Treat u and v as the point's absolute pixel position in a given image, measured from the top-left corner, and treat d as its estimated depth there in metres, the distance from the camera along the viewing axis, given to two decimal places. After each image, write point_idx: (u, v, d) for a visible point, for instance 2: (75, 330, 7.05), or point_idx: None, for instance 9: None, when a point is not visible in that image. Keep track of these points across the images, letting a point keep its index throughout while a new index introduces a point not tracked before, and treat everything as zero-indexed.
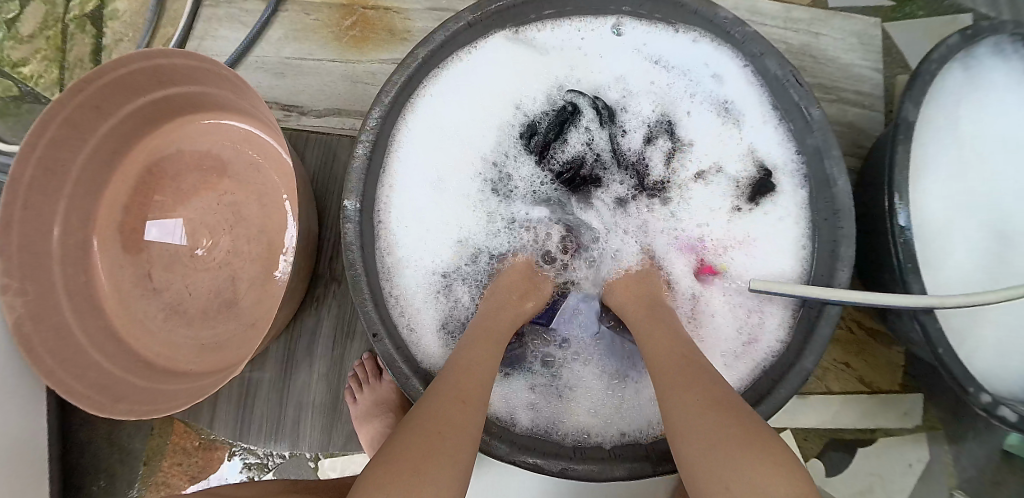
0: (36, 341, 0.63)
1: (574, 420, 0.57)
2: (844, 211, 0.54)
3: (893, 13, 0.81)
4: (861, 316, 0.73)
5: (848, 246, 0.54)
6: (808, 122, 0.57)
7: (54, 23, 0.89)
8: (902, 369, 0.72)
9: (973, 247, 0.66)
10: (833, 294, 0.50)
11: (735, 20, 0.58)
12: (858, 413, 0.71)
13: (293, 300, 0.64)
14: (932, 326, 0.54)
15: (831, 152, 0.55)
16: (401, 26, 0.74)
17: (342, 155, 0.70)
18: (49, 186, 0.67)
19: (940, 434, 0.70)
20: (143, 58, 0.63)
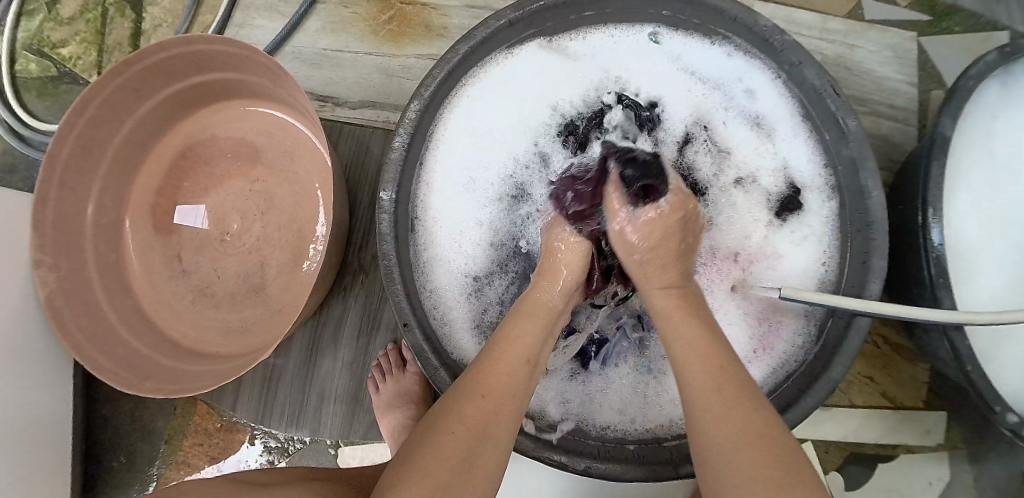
0: (68, 318, 0.64)
1: (599, 421, 0.57)
2: (877, 223, 0.53)
3: (930, 27, 0.81)
4: (887, 331, 0.72)
5: (881, 259, 0.53)
6: (845, 134, 0.56)
7: (95, 7, 0.91)
8: (927, 386, 0.71)
9: (1006, 266, 0.65)
10: (861, 305, 0.49)
11: (776, 28, 0.57)
12: (880, 428, 0.71)
13: (322, 287, 0.65)
14: (962, 344, 0.53)
15: (866, 164, 0.54)
16: (438, 22, 0.75)
17: (376, 148, 0.71)
18: (86, 164, 0.69)
19: (963, 454, 0.69)
20: (183, 43, 0.64)
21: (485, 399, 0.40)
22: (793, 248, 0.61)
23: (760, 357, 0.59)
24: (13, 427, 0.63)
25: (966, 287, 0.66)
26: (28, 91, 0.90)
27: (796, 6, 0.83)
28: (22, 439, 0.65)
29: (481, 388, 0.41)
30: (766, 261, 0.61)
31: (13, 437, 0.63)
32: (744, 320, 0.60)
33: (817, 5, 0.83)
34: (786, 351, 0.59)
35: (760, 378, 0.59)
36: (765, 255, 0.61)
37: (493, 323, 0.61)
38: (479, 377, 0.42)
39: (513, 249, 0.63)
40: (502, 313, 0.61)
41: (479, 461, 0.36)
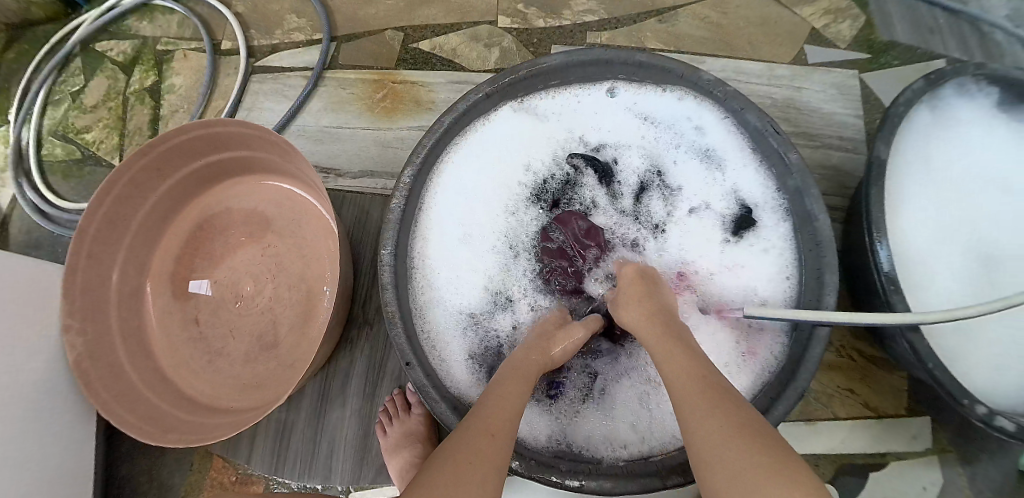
0: (93, 377, 0.70)
1: (603, 438, 0.58)
2: (826, 243, 0.58)
3: (869, 64, 0.91)
4: (860, 344, 0.78)
5: (833, 274, 0.57)
6: (789, 166, 0.63)
7: (116, 96, 1.01)
8: (907, 393, 0.77)
9: (966, 261, 0.73)
10: (818, 316, 0.53)
11: (717, 81, 0.65)
12: (866, 438, 0.76)
13: (331, 341, 0.71)
14: (920, 345, 0.60)
15: (810, 192, 0.60)
16: (426, 96, 0.85)
17: (375, 212, 0.79)
18: (111, 238, 0.76)
19: (953, 457, 0.74)
20: (202, 126, 0.73)
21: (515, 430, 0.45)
22: (754, 263, 0.67)
23: (745, 366, 0.63)
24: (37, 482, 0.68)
25: (926, 294, 0.72)
26: (54, 174, 0.99)
27: (743, 58, 0.92)
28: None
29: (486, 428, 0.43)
30: (713, 285, 0.67)
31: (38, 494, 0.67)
32: (724, 340, 0.64)
33: (763, 56, 0.92)
34: (766, 356, 0.62)
35: (744, 389, 0.62)
36: (727, 272, 0.67)
37: (492, 358, 0.66)
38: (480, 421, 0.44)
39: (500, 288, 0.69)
40: (502, 342, 0.67)
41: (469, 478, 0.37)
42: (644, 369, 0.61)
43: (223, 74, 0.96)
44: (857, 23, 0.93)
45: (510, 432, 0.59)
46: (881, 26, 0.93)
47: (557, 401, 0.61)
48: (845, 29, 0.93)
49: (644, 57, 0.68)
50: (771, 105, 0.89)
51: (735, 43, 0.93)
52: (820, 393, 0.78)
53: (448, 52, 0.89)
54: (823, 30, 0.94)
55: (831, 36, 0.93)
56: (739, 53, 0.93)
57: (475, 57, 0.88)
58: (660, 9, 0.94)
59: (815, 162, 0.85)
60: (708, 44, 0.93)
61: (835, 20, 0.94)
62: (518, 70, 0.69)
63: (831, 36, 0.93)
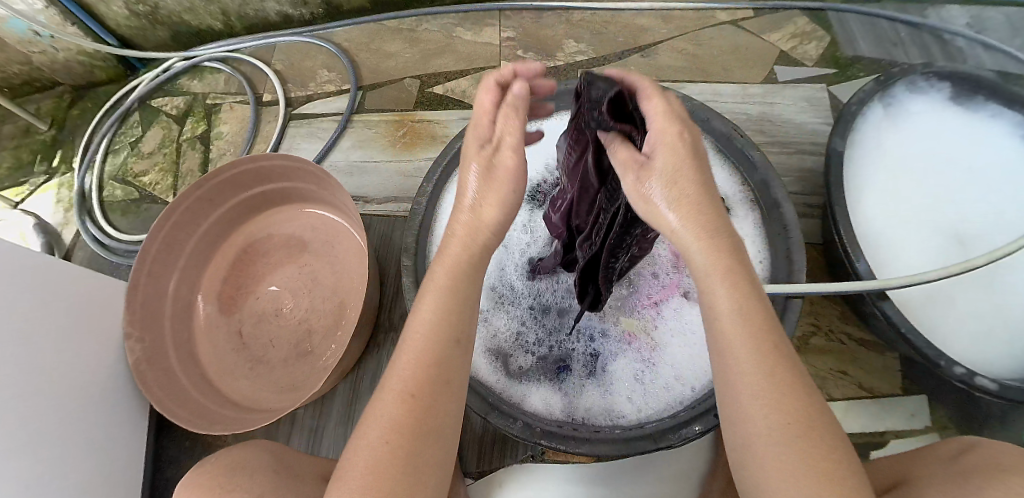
0: (149, 378, 0.80)
1: (606, 408, 0.65)
2: (791, 224, 0.70)
3: (836, 77, 1.03)
4: (849, 329, 0.86)
5: (800, 252, 0.68)
6: (754, 163, 0.75)
7: (171, 143, 1.16)
8: (899, 372, 0.83)
9: (936, 241, 0.82)
10: (784, 288, 0.64)
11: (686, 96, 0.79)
12: (865, 417, 0.82)
13: (360, 341, 0.81)
14: (892, 312, 0.70)
15: (775, 184, 0.73)
16: (441, 131, 0.98)
17: (398, 233, 0.90)
18: (168, 259, 0.87)
19: (954, 432, 0.79)
20: (251, 160, 0.87)
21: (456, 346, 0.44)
22: None
23: None
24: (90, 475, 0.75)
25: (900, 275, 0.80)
26: (114, 212, 1.12)
27: (719, 82, 1.05)
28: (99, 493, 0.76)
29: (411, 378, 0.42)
30: None
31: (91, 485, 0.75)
32: None
33: (737, 78, 1.05)
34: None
35: None
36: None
37: (496, 344, 0.70)
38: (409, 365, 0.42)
39: (503, 282, 0.74)
40: (504, 330, 0.71)
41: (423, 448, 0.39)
42: (639, 347, 0.69)
43: (264, 122, 1.10)
44: (822, 44, 1.06)
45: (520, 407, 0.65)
46: (846, 43, 1.06)
47: (564, 381, 0.67)
48: (812, 49, 1.06)
49: None
50: (747, 119, 1.00)
51: (711, 70, 1.06)
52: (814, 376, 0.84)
53: (458, 94, 1.03)
54: (791, 53, 1.07)
55: (798, 56, 1.06)
56: (716, 78, 1.05)
57: None
58: (643, 46, 1.08)
59: (792, 167, 0.96)
60: (687, 72, 1.06)
61: (802, 42, 1.07)
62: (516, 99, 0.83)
63: (799, 56, 1.06)
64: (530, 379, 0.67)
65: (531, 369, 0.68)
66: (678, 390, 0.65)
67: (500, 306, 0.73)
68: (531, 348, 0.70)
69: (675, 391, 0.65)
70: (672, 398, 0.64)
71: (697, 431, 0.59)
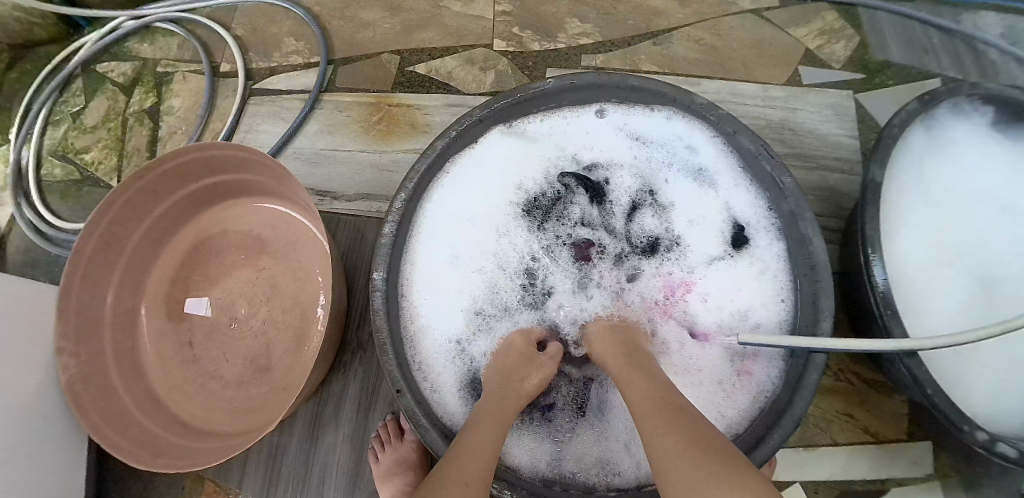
0: (84, 400, 0.70)
1: (599, 459, 0.60)
2: (821, 267, 0.58)
3: (865, 84, 0.91)
4: (860, 369, 0.79)
5: (828, 299, 0.57)
6: (783, 190, 0.63)
7: (116, 117, 1.02)
8: (908, 417, 0.76)
9: (964, 278, 0.73)
10: (805, 343, 0.54)
11: (710, 104, 0.66)
12: (868, 462, 0.75)
13: (323, 365, 0.71)
14: (919, 371, 0.61)
15: (805, 216, 0.61)
16: (422, 119, 0.86)
17: (370, 235, 0.79)
18: (106, 260, 0.76)
19: (955, 483, 0.73)
20: (199, 149, 0.74)
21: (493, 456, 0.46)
22: (744, 283, 0.66)
23: (735, 389, 0.62)
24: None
25: (924, 319, 0.71)
26: (52, 194, 1.00)
27: (738, 79, 0.92)
28: None
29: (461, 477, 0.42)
30: (710, 304, 0.67)
31: None
32: (717, 362, 0.64)
33: (758, 76, 0.92)
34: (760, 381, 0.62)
35: (738, 414, 0.61)
36: (719, 293, 0.67)
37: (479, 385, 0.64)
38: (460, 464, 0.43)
39: (490, 309, 0.68)
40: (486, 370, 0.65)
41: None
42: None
43: (221, 97, 0.97)
44: (851, 44, 0.94)
45: (504, 461, 0.60)
46: (876, 47, 0.94)
47: (552, 430, 0.62)
48: (840, 49, 0.94)
49: (638, 82, 0.68)
50: (766, 125, 0.89)
51: (730, 64, 0.94)
52: (818, 419, 0.77)
53: (444, 74, 0.90)
54: (818, 51, 0.94)
55: (825, 56, 0.94)
56: (735, 75, 0.93)
57: (472, 80, 0.89)
58: (655, 32, 0.95)
59: (812, 183, 0.85)
60: (703, 66, 0.93)
61: (829, 40, 0.95)
62: (510, 94, 0.70)
63: (825, 57, 0.94)
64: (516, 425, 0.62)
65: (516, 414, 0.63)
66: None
67: (486, 335, 0.67)
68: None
69: None
70: None
71: None
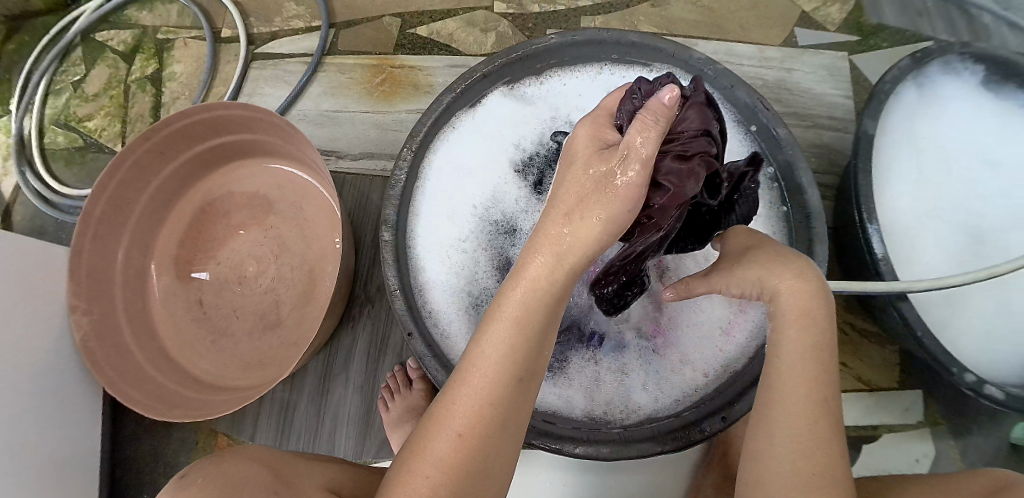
0: (100, 356, 0.71)
1: (608, 401, 0.62)
2: (815, 213, 0.62)
3: (859, 46, 0.92)
4: (853, 319, 0.80)
5: (821, 244, 0.61)
6: (777, 141, 0.66)
7: (117, 84, 1.03)
8: (898, 366, 0.78)
9: (957, 231, 0.75)
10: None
11: (707, 60, 0.68)
12: (860, 410, 0.78)
13: (334, 318, 0.73)
14: (908, 313, 0.62)
15: (799, 166, 0.64)
16: (424, 81, 0.87)
17: (374, 196, 0.81)
18: (115, 221, 0.77)
19: (944, 429, 0.76)
20: (204, 110, 0.74)
21: (512, 385, 0.38)
22: None
23: (734, 333, 0.64)
24: (38, 453, 0.69)
25: (911, 268, 0.74)
26: (56, 161, 1.00)
27: (734, 40, 0.93)
28: (50, 472, 0.70)
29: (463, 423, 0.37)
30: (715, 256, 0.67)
31: (39, 466, 0.68)
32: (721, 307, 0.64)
33: (754, 39, 0.93)
34: (754, 327, 0.63)
35: (737, 349, 0.63)
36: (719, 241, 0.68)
37: None
38: (461, 400, 0.38)
39: (490, 263, 0.69)
40: None
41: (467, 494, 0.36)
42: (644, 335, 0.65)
43: (224, 61, 0.97)
44: (846, 7, 0.94)
45: None
46: (870, 8, 0.93)
47: (572, 373, 0.64)
48: (834, 12, 0.94)
49: (637, 37, 0.70)
50: (762, 86, 0.90)
51: (727, 26, 0.94)
52: None
53: (444, 38, 0.90)
54: (813, 14, 0.94)
55: (820, 19, 0.94)
56: (731, 37, 0.94)
57: (472, 42, 0.90)
58: None
59: (806, 141, 0.87)
60: (700, 28, 0.94)
61: (825, 2, 0.94)
62: (519, 48, 0.71)
63: (820, 19, 0.94)
64: None
65: None
66: (688, 378, 0.62)
67: (483, 288, 0.68)
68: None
69: (688, 382, 0.62)
70: (680, 392, 0.62)
71: (702, 434, 0.57)
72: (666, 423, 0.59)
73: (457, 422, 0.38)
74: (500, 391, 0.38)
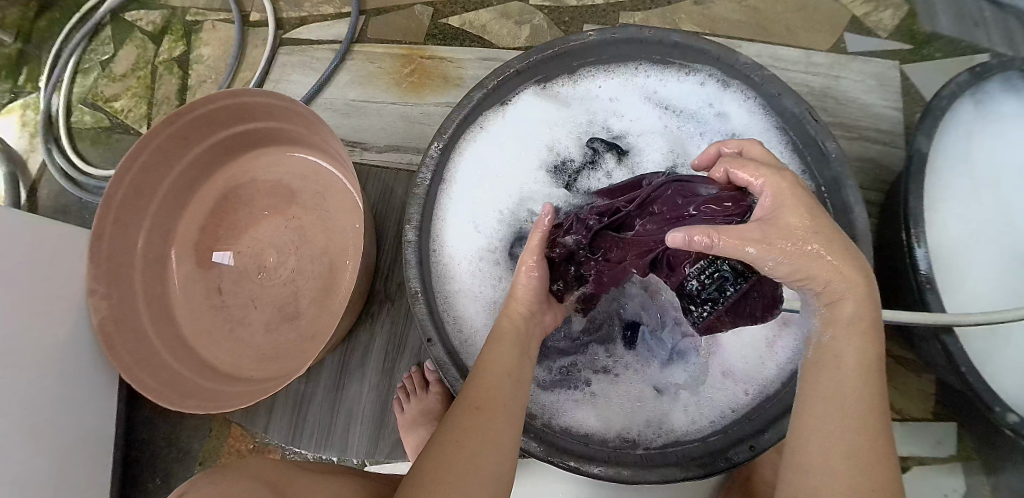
0: (116, 341, 0.71)
1: (632, 421, 0.60)
2: (863, 237, 0.56)
3: (911, 55, 0.87)
4: (890, 345, 0.75)
5: (867, 268, 0.56)
6: (826, 156, 0.60)
7: (144, 65, 1.02)
8: (935, 397, 0.74)
9: (1008, 259, 0.70)
10: None
11: (754, 65, 0.63)
12: (891, 440, 0.74)
13: (352, 315, 0.71)
14: (953, 347, 0.58)
15: (848, 184, 0.58)
16: (454, 73, 0.84)
17: (400, 188, 0.79)
18: (137, 205, 0.76)
19: (976, 464, 0.71)
20: (230, 96, 0.73)
21: (511, 379, 0.46)
22: None
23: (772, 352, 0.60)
24: (53, 436, 0.68)
25: (956, 297, 0.69)
26: (83, 141, 1.00)
27: (779, 44, 0.89)
28: (64, 454, 0.70)
29: (475, 401, 0.43)
30: None
31: (54, 448, 0.68)
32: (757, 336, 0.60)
33: (800, 43, 0.88)
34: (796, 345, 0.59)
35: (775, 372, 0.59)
36: None
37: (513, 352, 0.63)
38: (472, 396, 0.44)
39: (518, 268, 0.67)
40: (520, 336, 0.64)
41: (476, 464, 0.39)
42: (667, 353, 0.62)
43: (251, 46, 0.96)
44: (900, 13, 0.89)
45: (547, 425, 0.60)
46: (925, 16, 0.88)
47: (602, 392, 0.62)
48: (887, 18, 0.89)
49: (680, 39, 0.65)
50: (807, 93, 0.85)
51: (772, 28, 0.90)
52: None
53: (477, 28, 0.87)
54: (864, 19, 0.89)
55: (872, 25, 0.89)
56: (776, 40, 0.89)
57: (505, 34, 0.87)
58: None
59: (851, 154, 0.83)
60: (744, 29, 0.90)
61: (878, 7, 0.89)
62: (549, 48, 0.67)
63: (872, 25, 0.89)
64: (560, 389, 0.62)
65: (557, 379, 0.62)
66: (717, 398, 0.60)
67: (506, 295, 0.65)
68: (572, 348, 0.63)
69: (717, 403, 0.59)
70: (706, 414, 0.59)
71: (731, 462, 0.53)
72: (692, 447, 0.56)
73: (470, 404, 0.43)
74: (506, 388, 0.45)
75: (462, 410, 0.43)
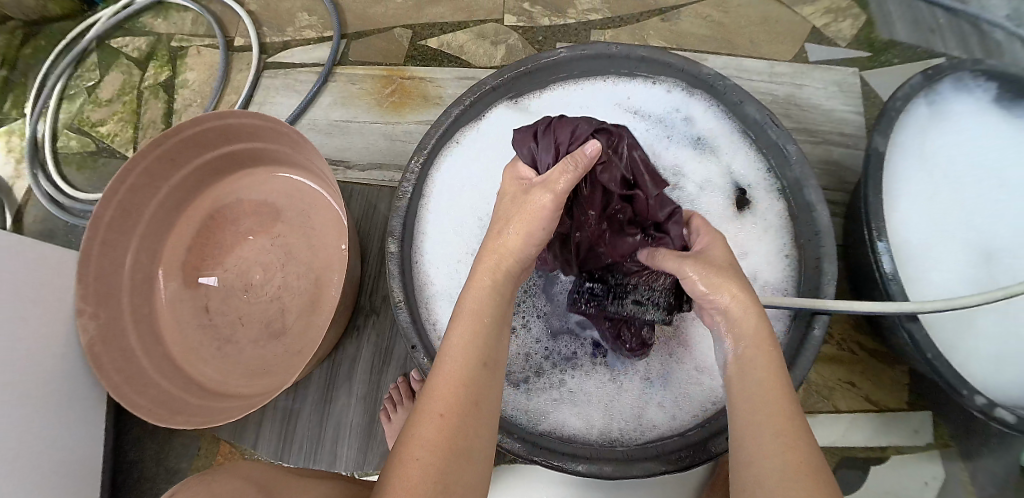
0: (104, 361, 0.72)
1: (619, 417, 0.62)
2: (824, 231, 0.61)
3: (870, 62, 0.92)
4: (863, 338, 0.79)
5: (831, 262, 0.60)
6: (787, 157, 0.65)
7: (130, 90, 1.04)
8: (908, 388, 0.77)
9: (969, 251, 0.74)
10: (813, 303, 0.56)
11: (717, 74, 0.68)
12: (870, 430, 0.77)
13: (339, 327, 0.73)
14: (920, 335, 0.62)
15: (809, 182, 0.63)
16: (433, 92, 0.88)
17: (382, 205, 0.81)
18: (125, 226, 0.78)
19: (954, 451, 0.74)
20: (216, 118, 0.75)
21: (483, 368, 0.43)
22: (750, 244, 0.67)
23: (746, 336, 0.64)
24: (42, 458, 0.69)
25: (920, 287, 0.73)
26: (69, 165, 1.02)
27: (744, 56, 0.93)
28: (53, 476, 0.70)
29: (438, 406, 0.41)
30: None
31: (43, 470, 0.68)
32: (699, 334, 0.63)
33: (764, 54, 0.93)
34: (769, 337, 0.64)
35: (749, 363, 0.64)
36: None
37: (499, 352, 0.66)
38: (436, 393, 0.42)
39: None
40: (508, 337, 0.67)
41: (454, 476, 0.38)
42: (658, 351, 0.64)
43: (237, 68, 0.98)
44: (857, 23, 0.94)
45: (538, 422, 0.63)
46: (882, 24, 0.93)
47: (590, 387, 0.64)
48: (845, 28, 0.94)
49: (645, 52, 0.70)
50: (772, 101, 0.90)
51: (737, 41, 0.94)
52: (821, 386, 0.79)
53: (455, 48, 0.91)
54: (824, 30, 0.94)
55: (831, 35, 0.94)
56: (741, 52, 0.94)
57: (482, 54, 0.91)
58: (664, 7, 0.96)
59: (816, 158, 0.87)
60: (710, 43, 0.94)
61: (836, 18, 0.95)
62: (524, 63, 0.72)
63: (831, 35, 0.94)
64: (549, 386, 0.65)
65: (547, 374, 0.65)
66: (704, 393, 0.62)
67: None
68: (537, 349, 0.66)
69: (703, 397, 0.62)
70: (691, 408, 0.61)
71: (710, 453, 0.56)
72: (676, 441, 0.58)
73: (439, 405, 0.41)
74: (472, 374, 0.42)
75: (426, 415, 0.40)
